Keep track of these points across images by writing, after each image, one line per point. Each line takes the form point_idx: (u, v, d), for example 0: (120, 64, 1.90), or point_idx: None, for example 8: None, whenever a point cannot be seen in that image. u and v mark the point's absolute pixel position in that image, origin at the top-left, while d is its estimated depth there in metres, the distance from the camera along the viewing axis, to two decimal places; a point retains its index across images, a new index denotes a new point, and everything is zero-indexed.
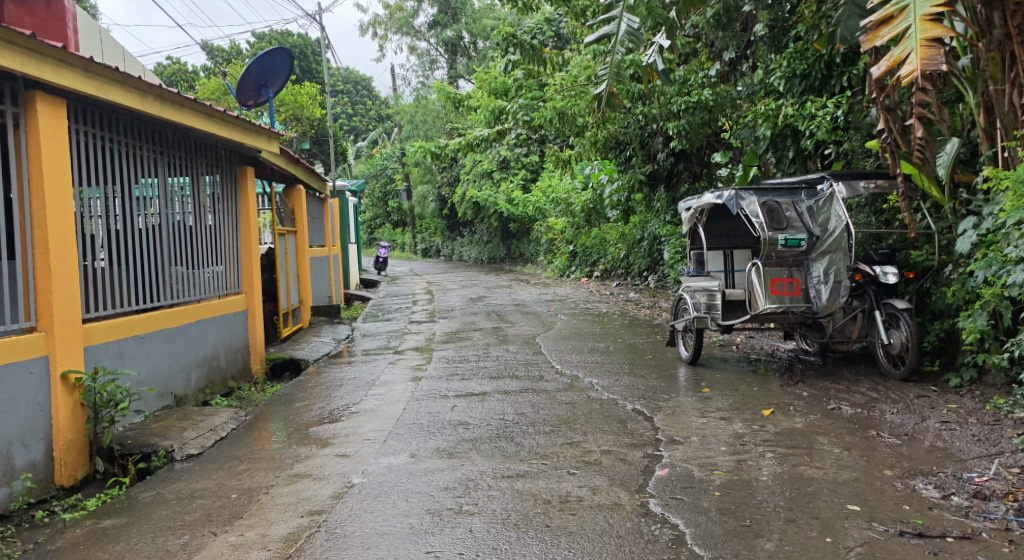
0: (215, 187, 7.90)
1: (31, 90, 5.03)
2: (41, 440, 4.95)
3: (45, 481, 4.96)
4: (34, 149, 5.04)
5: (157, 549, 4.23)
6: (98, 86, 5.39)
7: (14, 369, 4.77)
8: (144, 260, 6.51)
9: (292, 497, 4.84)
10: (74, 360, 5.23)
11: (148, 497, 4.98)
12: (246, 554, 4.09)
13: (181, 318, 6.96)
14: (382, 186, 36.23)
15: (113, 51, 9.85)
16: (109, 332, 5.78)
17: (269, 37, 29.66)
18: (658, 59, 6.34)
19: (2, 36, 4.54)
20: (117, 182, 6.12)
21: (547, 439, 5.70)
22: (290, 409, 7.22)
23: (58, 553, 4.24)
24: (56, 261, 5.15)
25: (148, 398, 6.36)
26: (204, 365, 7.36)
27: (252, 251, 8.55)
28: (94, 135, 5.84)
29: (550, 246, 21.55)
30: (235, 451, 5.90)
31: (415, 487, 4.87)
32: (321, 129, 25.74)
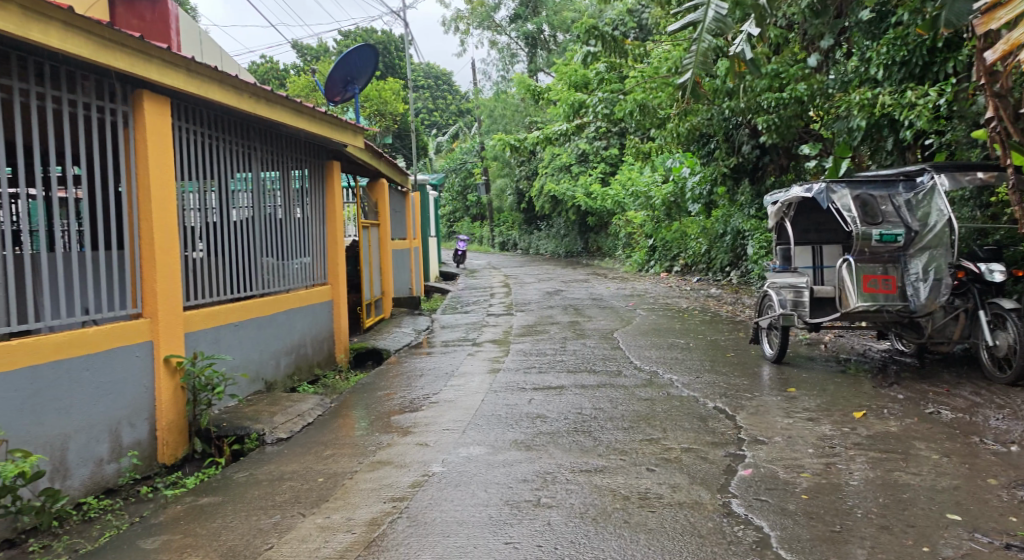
0: (304, 180, 8.16)
1: (138, 89, 5.30)
2: (146, 419, 5.24)
3: (149, 459, 5.25)
4: (140, 144, 5.31)
5: (251, 527, 4.41)
6: (199, 84, 5.64)
7: (123, 353, 5.05)
8: (238, 250, 6.78)
9: (375, 483, 4.97)
10: (175, 345, 5.51)
11: (242, 478, 5.21)
12: (333, 536, 4.23)
13: (272, 307, 7.23)
14: (461, 179, 36.59)
15: (211, 52, 10.27)
16: (207, 320, 6.06)
17: (354, 34, 30.35)
18: (747, 49, 6.13)
19: (114, 38, 4.79)
20: (214, 176, 6.39)
21: (626, 435, 5.67)
22: (372, 397, 7.41)
23: (161, 527, 4.47)
24: (160, 251, 5.42)
25: (241, 382, 6.63)
26: (292, 352, 7.62)
27: (337, 243, 8.80)
28: (194, 132, 6.11)
29: (629, 240, 21.34)
30: (321, 436, 6.10)
31: (495, 478, 4.93)
32: (403, 124, 26.18)
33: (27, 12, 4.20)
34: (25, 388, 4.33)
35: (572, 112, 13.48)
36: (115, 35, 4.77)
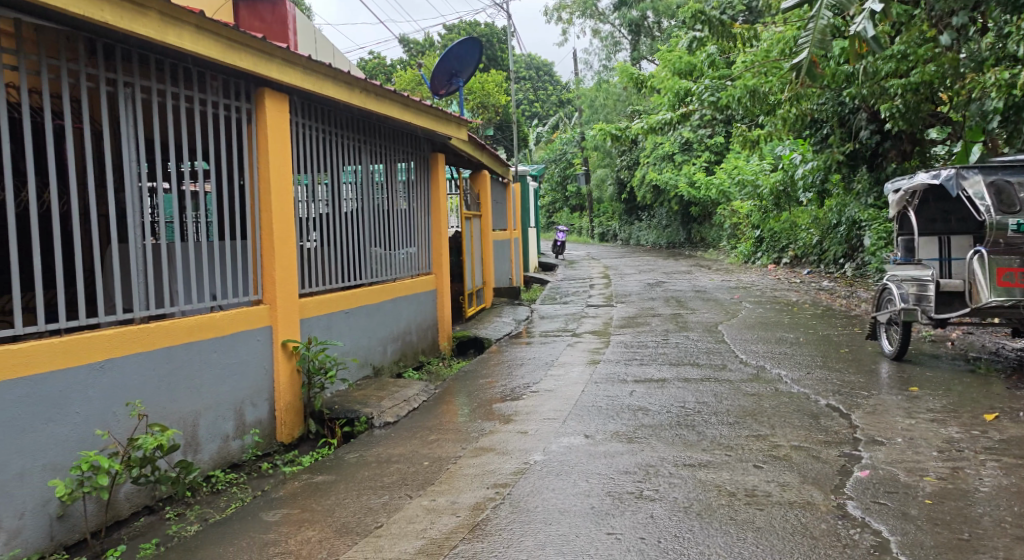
0: (410, 173, 8.37)
1: (260, 87, 5.55)
2: (266, 400, 5.52)
3: (269, 437, 5.56)
4: (262, 141, 5.57)
5: (362, 506, 4.59)
6: (315, 81, 5.87)
7: (246, 337, 5.32)
8: (348, 240, 7.02)
9: (478, 468, 5.06)
10: (292, 330, 5.78)
11: (353, 458, 5.42)
12: (438, 518, 4.34)
13: (380, 295, 7.45)
14: (561, 169, 36.55)
15: (324, 49, 10.62)
16: (321, 307, 6.32)
17: (458, 28, 30.77)
18: (870, 25, 5.80)
19: (240, 39, 5.03)
20: (327, 169, 6.64)
21: (732, 430, 5.55)
22: (474, 385, 7.54)
23: (281, 501, 4.71)
24: (279, 241, 5.68)
25: (352, 367, 6.89)
26: (398, 339, 7.85)
27: (441, 234, 9.00)
28: (310, 127, 6.36)
29: (735, 230, 20.76)
30: (426, 421, 6.25)
31: (596, 469, 4.93)
32: (505, 114, 26.32)
33: (164, 17, 4.47)
34: (162, 369, 4.63)
35: (678, 99, 13.19)
36: (242, 36, 5.02)
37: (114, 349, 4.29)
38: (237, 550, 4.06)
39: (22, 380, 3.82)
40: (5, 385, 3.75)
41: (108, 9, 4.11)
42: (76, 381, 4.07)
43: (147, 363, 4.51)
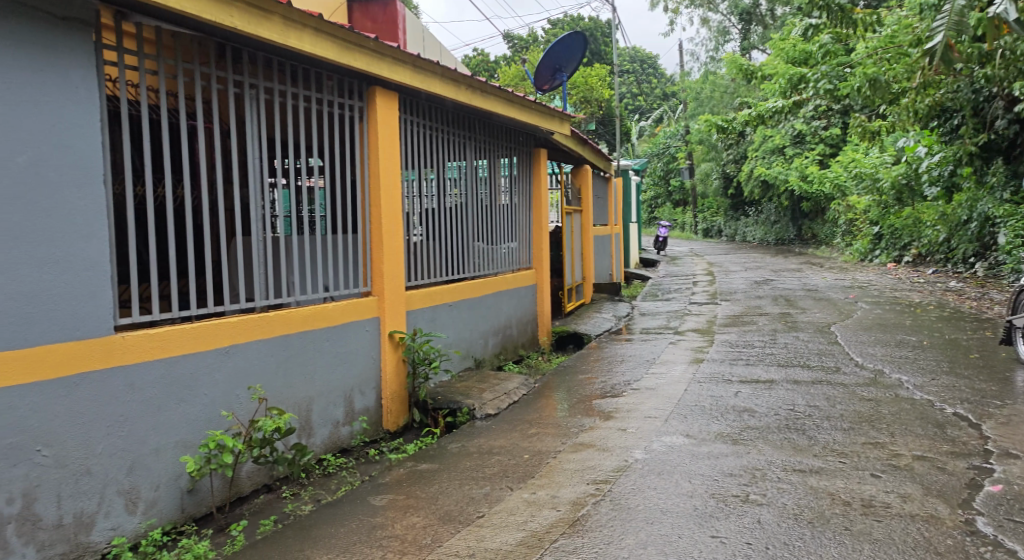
0: (513, 168, 8.41)
1: (372, 86, 5.71)
2: (373, 389, 5.69)
3: (375, 424, 5.73)
4: (372, 138, 5.73)
5: (464, 495, 4.65)
6: (423, 79, 5.99)
7: (355, 328, 5.50)
8: (452, 234, 7.13)
9: (578, 464, 5.04)
10: (398, 321, 5.93)
11: (456, 448, 5.50)
12: (538, 511, 4.34)
13: (482, 289, 7.54)
14: (663, 164, 35.91)
15: (432, 48, 10.85)
16: (426, 299, 6.44)
17: (562, 23, 30.73)
18: (1012, 7, 5.41)
19: (355, 40, 5.19)
20: (433, 164, 6.76)
21: (846, 436, 5.31)
22: (574, 380, 7.52)
23: (387, 487, 4.83)
24: (388, 235, 5.83)
25: (455, 360, 7.00)
26: (499, 332, 7.92)
27: (542, 229, 9.02)
28: (418, 124, 6.50)
29: (850, 227, 19.84)
30: (526, 415, 6.27)
31: (699, 470, 4.82)
32: (607, 109, 26.06)
33: (286, 21, 4.65)
34: (280, 356, 4.83)
35: (790, 89, 12.67)
36: (356, 37, 5.17)
37: (237, 335, 4.51)
38: (347, 531, 4.19)
39: (157, 362, 4.05)
40: (143, 366, 3.98)
41: (237, 15, 4.31)
42: (204, 365, 4.30)
43: (266, 349, 4.72)
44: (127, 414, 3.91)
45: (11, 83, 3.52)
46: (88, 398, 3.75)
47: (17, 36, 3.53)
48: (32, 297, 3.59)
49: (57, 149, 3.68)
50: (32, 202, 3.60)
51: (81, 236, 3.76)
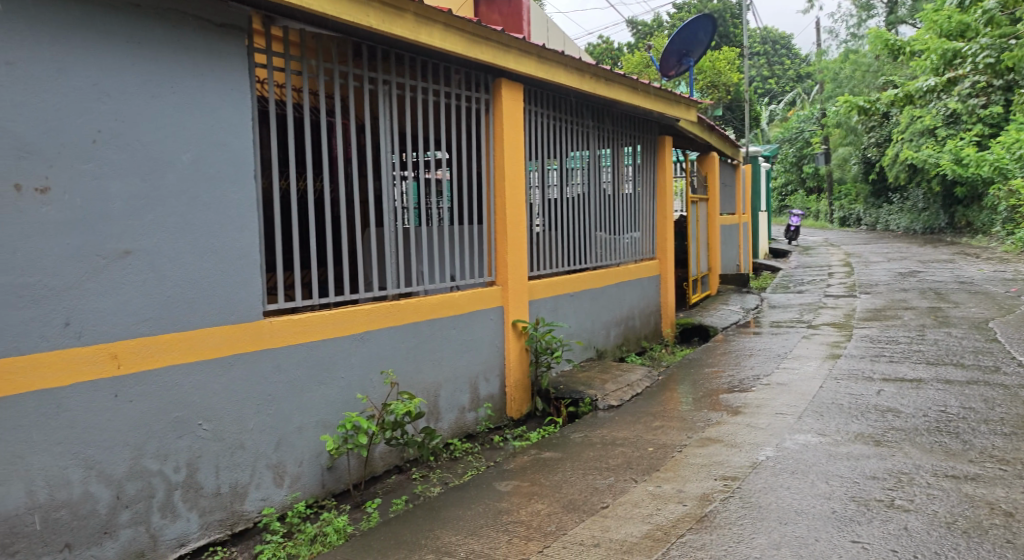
0: (637, 157, 8.28)
1: (498, 78, 5.77)
2: (497, 376, 5.78)
3: (499, 411, 5.82)
4: (498, 129, 5.79)
5: (588, 485, 4.63)
6: (548, 69, 5.99)
7: (481, 316, 5.59)
8: (574, 224, 7.11)
9: (705, 458, 4.91)
10: (521, 310, 5.98)
11: (579, 438, 5.49)
12: (664, 505, 4.26)
13: (605, 279, 7.48)
14: (797, 150, 34.31)
15: (556, 38, 10.85)
16: (549, 288, 6.46)
17: (689, 7, 29.90)
18: None
19: (482, 34, 5.25)
20: (557, 154, 6.75)
21: (1007, 442, 4.90)
22: (699, 373, 7.34)
23: (512, 473, 4.89)
24: (512, 225, 5.88)
25: (577, 349, 6.99)
26: (622, 323, 7.84)
27: (666, 217, 8.85)
28: (542, 114, 6.50)
29: (1013, 213, 18.22)
30: (650, 407, 6.18)
31: (837, 470, 4.58)
32: (736, 93, 25.16)
33: (418, 18, 4.76)
34: (410, 342, 4.98)
35: (943, 65, 11.78)
36: (484, 30, 5.23)
37: (371, 322, 4.68)
38: (474, 514, 4.27)
39: (300, 346, 4.26)
40: (287, 350, 4.20)
41: (373, 14, 4.44)
42: (341, 349, 4.49)
43: (398, 337, 4.88)
44: (273, 394, 4.14)
45: (176, 87, 3.75)
46: (241, 378, 3.99)
47: (181, 41, 3.76)
48: (194, 283, 3.82)
49: (214, 145, 3.91)
50: (194, 196, 3.83)
51: (235, 227, 3.99)
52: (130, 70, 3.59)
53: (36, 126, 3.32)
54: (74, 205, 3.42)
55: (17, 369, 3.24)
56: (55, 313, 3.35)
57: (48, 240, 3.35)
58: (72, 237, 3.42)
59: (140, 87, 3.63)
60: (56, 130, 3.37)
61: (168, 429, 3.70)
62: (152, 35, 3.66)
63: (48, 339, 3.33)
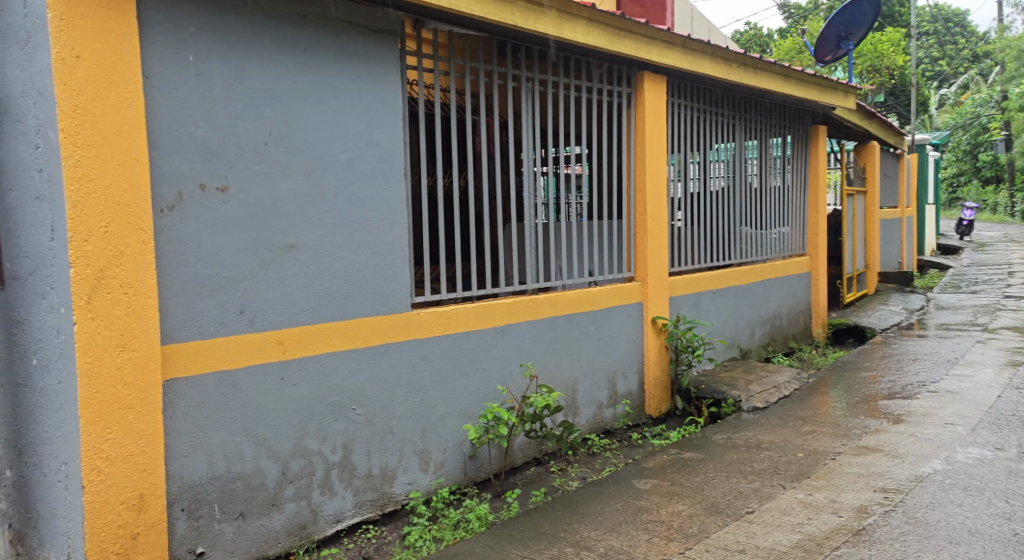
0: (787, 148, 7.93)
1: (641, 71, 5.70)
2: (636, 373, 5.73)
3: (638, 408, 5.78)
4: (640, 123, 5.72)
5: (732, 489, 4.50)
6: (693, 60, 5.85)
7: (620, 312, 5.55)
8: (718, 219, 6.91)
9: (862, 468, 4.65)
10: (661, 307, 5.89)
11: (721, 439, 5.35)
12: (817, 515, 4.08)
13: (750, 276, 7.22)
14: (971, 137, 31.55)
15: (701, 27, 10.58)
16: (691, 285, 6.32)
17: None
18: None
19: (625, 26, 5.20)
20: (700, 147, 6.58)
21: None
22: (854, 377, 6.94)
23: (652, 471, 4.84)
24: (652, 220, 5.79)
25: (720, 348, 6.80)
26: (768, 322, 7.54)
27: (817, 211, 8.43)
28: (686, 106, 6.36)
29: None
30: (799, 410, 5.92)
31: (1018, 490, 4.20)
32: (901, 78, 23.46)
33: (562, 14, 4.78)
34: (550, 336, 5.04)
35: None
36: (627, 23, 5.19)
37: (512, 315, 4.77)
38: (614, 511, 4.27)
39: (445, 337, 4.41)
40: (433, 341, 4.36)
41: (518, 12, 4.51)
42: (483, 341, 4.62)
43: (538, 330, 4.94)
44: (420, 382, 4.31)
45: (336, 90, 3.98)
46: (390, 366, 4.18)
47: (341, 47, 3.99)
48: (350, 275, 4.04)
49: (369, 145, 4.12)
50: (351, 193, 4.05)
51: (386, 222, 4.19)
52: (297, 76, 3.82)
53: (219, 127, 3.58)
54: (249, 202, 3.68)
55: (200, 352, 3.50)
56: (231, 301, 3.61)
57: (227, 234, 3.61)
58: (247, 231, 3.67)
59: (305, 92, 3.86)
60: (235, 131, 3.62)
61: (327, 412, 3.93)
62: (315, 42, 3.89)
63: (225, 325, 3.59)
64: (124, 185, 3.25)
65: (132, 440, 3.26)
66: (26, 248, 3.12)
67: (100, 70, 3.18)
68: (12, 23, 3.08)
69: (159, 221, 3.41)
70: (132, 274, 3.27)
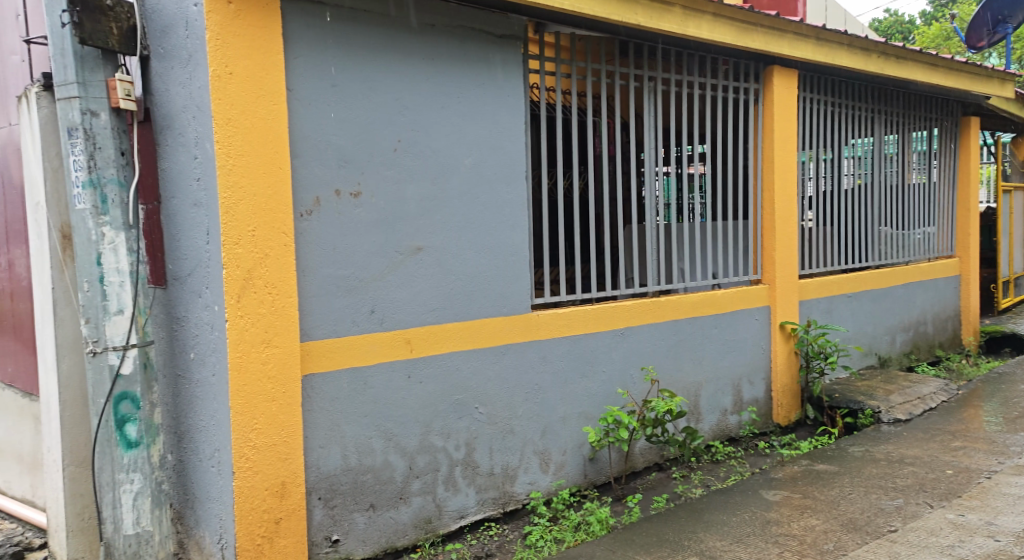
0: (932, 142, 7.45)
1: (770, 66, 5.53)
2: (763, 379, 5.58)
3: (765, 416, 5.62)
4: (768, 119, 5.55)
5: (873, 505, 4.30)
6: (826, 52, 5.62)
7: (745, 315, 5.42)
8: (854, 218, 6.59)
9: (1022, 490, 4.33)
10: (790, 311, 5.70)
11: (858, 452, 5.11)
12: (969, 538, 3.84)
13: (891, 279, 6.83)
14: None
15: (835, 17, 10.10)
16: (824, 288, 6.06)
17: None
18: None
19: (753, 19, 5.07)
20: (834, 144, 6.30)
21: None
22: (1010, 390, 6.45)
23: (782, 482, 4.70)
24: (780, 221, 5.61)
25: (855, 356, 6.49)
26: (910, 328, 7.12)
27: (968, 209, 7.87)
28: (819, 101, 6.11)
29: None
30: (946, 425, 5.57)
31: None
32: None
33: (686, 11, 4.72)
34: (671, 339, 4.98)
35: None
36: (756, 17, 5.06)
37: (632, 318, 4.76)
38: (741, 521, 4.18)
39: (565, 338, 4.47)
40: (553, 342, 4.42)
41: (642, 11, 4.49)
42: (603, 343, 4.63)
43: (659, 333, 4.91)
44: (540, 384, 4.39)
45: (462, 97, 4.11)
46: (512, 365, 4.27)
47: (467, 55, 4.12)
48: (474, 277, 4.16)
49: (492, 149, 4.23)
50: (475, 198, 4.17)
51: (507, 225, 4.29)
52: (425, 85, 3.98)
53: (353, 136, 3.76)
54: (381, 207, 3.86)
55: (335, 350, 3.71)
56: (363, 301, 3.80)
57: (361, 238, 3.80)
58: (379, 235, 3.85)
59: (433, 100, 4.01)
60: (369, 140, 3.81)
61: (451, 410, 4.07)
62: (442, 51, 4.03)
63: (358, 324, 3.78)
64: (270, 192, 3.49)
65: (275, 430, 3.50)
66: (185, 251, 3.50)
67: (251, 85, 3.41)
68: (176, 45, 3.42)
69: (300, 224, 3.62)
70: (275, 275, 3.51)
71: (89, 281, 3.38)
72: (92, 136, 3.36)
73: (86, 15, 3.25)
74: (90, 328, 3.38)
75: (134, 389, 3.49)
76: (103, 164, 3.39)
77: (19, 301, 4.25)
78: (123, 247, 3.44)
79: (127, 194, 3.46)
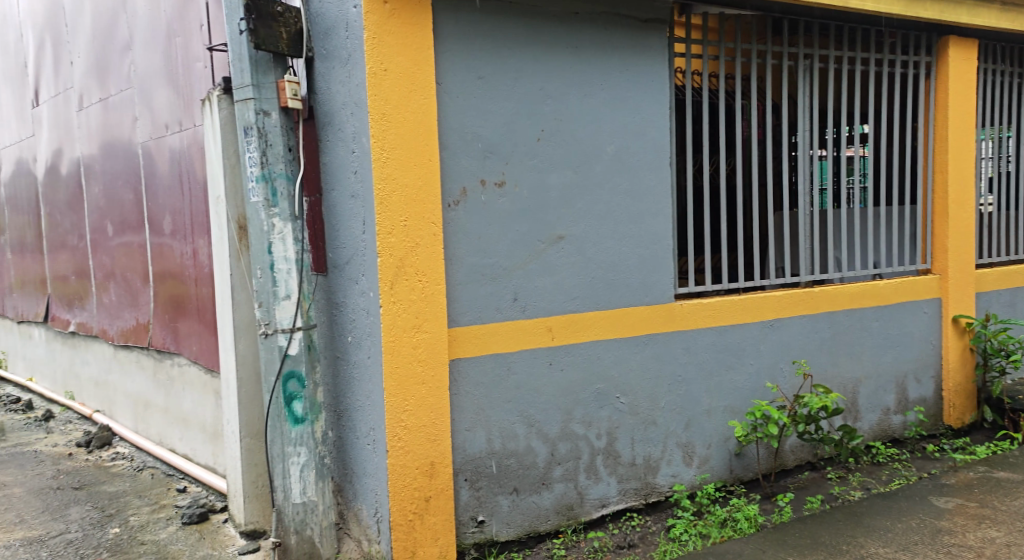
0: None
1: (944, 36, 5.09)
2: (931, 377, 5.18)
3: (934, 417, 5.22)
4: (941, 95, 5.11)
5: None
6: (1011, 17, 5.11)
7: (911, 307, 5.04)
8: None
9: None
10: (965, 303, 5.25)
11: None
12: None
13: None
14: None
15: None
16: (1005, 279, 5.51)
17: None
18: None
19: None
20: (1019, 120, 5.71)
21: None
22: None
23: (955, 488, 4.35)
24: (954, 205, 5.15)
25: None
26: None
27: None
28: (1001, 73, 5.56)
29: None
30: None
31: None
32: None
33: None
34: (826, 331, 4.73)
35: None
36: None
37: (783, 309, 4.56)
38: (907, 528, 3.91)
39: (710, 329, 4.35)
40: (698, 332, 4.32)
41: None
42: (751, 335, 4.48)
43: (812, 325, 4.67)
44: (684, 375, 4.31)
45: (605, 84, 4.09)
46: (654, 355, 4.22)
47: (610, 42, 4.08)
48: (616, 265, 4.14)
49: (636, 136, 4.19)
50: (617, 186, 4.14)
51: (651, 213, 4.23)
52: (568, 74, 3.99)
53: (497, 127, 3.83)
54: (524, 197, 3.91)
55: (480, 336, 3.82)
56: (506, 288, 3.88)
57: (505, 228, 3.88)
58: (522, 224, 3.91)
59: (575, 89, 4.01)
60: (512, 131, 3.87)
61: (592, 398, 4.09)
62: (586, 39, 4.02)
63: (501, 311, 3.87)
64: (420, 183, 3.63)
65: (425, 412, 3.65)
66: (344, 241, 3.71)
67: (403, 81, 3.56)
68: (338, 46, 3.62)
69: (448, 214, 3.74)
70: (425, 263, 3.65)
71: (261, 268, 3.64)
72: (265, 134, 3.61)
73: (261, 21, 3.48)
74: (263, 311, 3.66)
75: (300, 368, 3.73)
76: (274, 160, 3.63)
77: (202, 286, 4.67)
78: (290, 236, 3.68)
79: (293, 188, 3.69)
